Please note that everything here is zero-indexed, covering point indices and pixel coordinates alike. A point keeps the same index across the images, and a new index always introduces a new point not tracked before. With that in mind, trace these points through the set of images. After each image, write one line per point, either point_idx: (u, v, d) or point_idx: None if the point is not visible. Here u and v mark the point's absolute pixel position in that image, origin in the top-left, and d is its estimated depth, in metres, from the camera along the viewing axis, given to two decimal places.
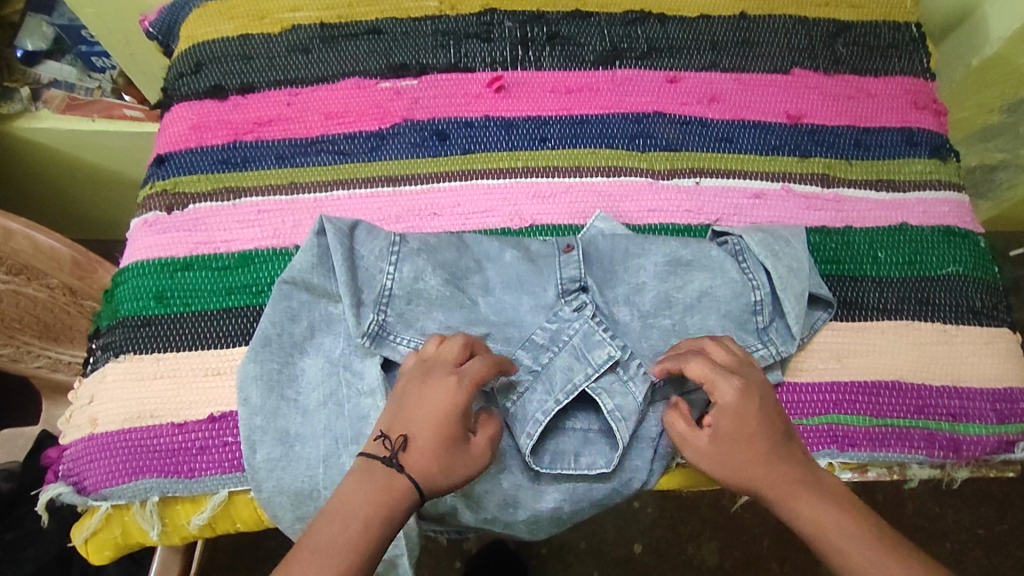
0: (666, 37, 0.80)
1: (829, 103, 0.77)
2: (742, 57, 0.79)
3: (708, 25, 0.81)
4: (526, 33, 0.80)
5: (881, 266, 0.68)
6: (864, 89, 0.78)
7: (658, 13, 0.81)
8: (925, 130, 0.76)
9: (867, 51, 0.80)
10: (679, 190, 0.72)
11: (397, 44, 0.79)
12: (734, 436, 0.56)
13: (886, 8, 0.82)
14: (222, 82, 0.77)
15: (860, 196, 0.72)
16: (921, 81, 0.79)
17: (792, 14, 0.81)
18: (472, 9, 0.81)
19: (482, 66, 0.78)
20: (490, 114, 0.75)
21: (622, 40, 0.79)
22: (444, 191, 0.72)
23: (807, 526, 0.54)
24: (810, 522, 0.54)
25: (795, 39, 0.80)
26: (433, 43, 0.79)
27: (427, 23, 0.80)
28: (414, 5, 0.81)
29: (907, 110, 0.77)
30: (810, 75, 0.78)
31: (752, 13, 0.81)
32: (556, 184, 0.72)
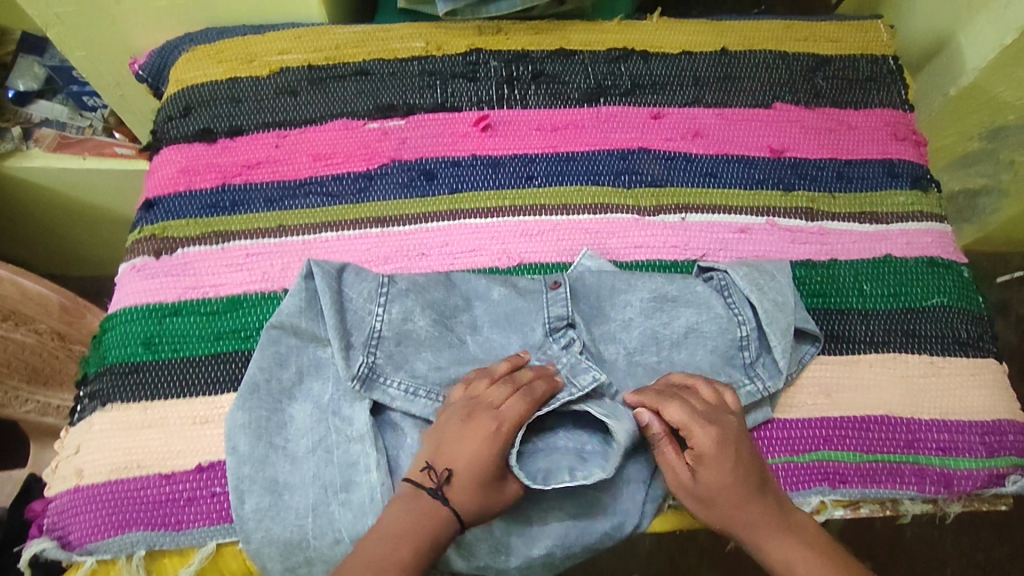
0: (650, 74, 0.81)
1: (811, 135, 0.78)
2: (724, 92, 0.80)
3: (690, 62, 0.82)
4: (511, 72, 0.81)
5: (867, 298, 0.68)
6: (844, 122, 0.79)
7: (640, 50, 0.83)
8: (906, 161, 0.77)
9: (846, 84, 0.81)
10: (665, 226, 0.73)
11: (385, 85, 0.80)
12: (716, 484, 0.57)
13: (863, 42, 0.84)
14: (210, 125, 0.77)
15: (844, 228, 0.73)
16: (900, 113, 0.80)
17: (772, 49, 0.83)
18: (458, 49, 0.82)
19: (468, 105, 0.79)
20: (477, 153, 0.76)
21: (606, 77, 0.81)
22: (432, 231, 0.72)
23: (778, 567, 0.57)
24: (779, 561, 0.57)
25: (776, 74, 0.81)
26: (420, 84, 0.80)
27: (413, 64, 0.81)
28: (401, 46, 0.82)
29: (888, 141, 0.79)
30: (791, 109, 0.80)
31: (732, 48, 0.83)
32: (543, 222, 0.73)
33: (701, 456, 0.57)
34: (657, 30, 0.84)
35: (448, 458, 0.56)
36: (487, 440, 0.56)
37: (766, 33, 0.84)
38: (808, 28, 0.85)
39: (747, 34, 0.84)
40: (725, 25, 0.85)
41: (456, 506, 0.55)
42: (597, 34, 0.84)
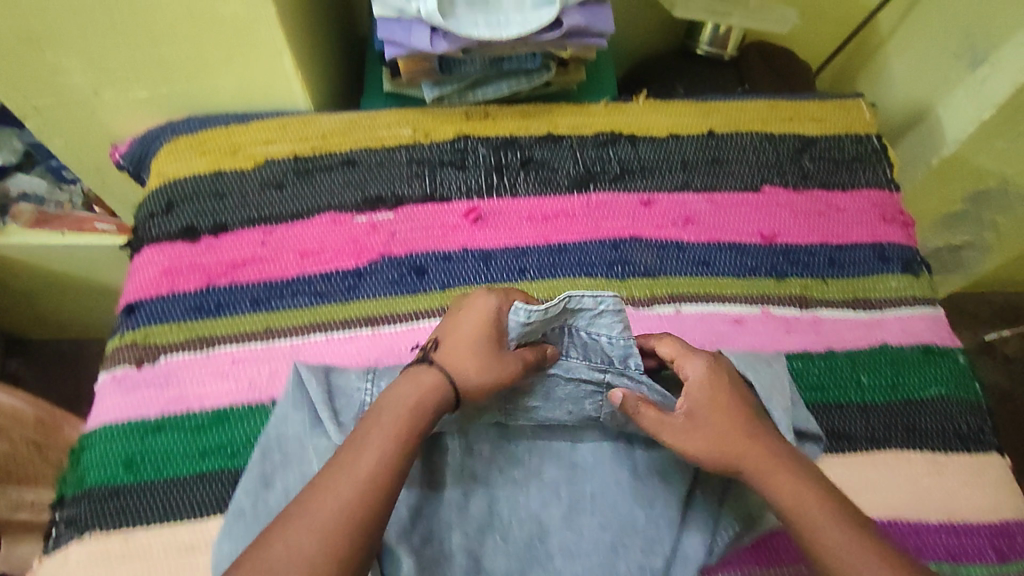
0: (638, 158, 0.82)
1: (801, 219, 0.79)
2: (713, 175, 0.81)
3: (678, 145, 0.82)
4: (500, 159, 0.81)
5: (866, 392, 0.68)
6: (832, 204, 0.80)
7: (628, 134, 0.83)
8: (895, 244, 0.78)
9: (833, 164, 0.82)
10: (660, 318, 0.72)
11: (372, 175, 0.79)
12: (711, 411, 0.56)
13: (848, 121, 0.84)
14: (194, 222, 0.76)
15: (839, 316, 0.73)
16: (887, 193, 0.81)
17: (758, 131, 0.83)
18: (446, 136, 0.82)
19: (457, 194, 0.78)
20: (467, 246, 0.75)
21: (595, 162, 0.81)
22: (424, 330, 0.71)
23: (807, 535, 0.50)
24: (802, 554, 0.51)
25: (763, 156, 0.82)
26: (408, 173, 0.80)
27: (401, 152, 0.81)
28: (388, 133, 0.82)
29: (876, 223, 0.79)
30: (780, 191, 0.80)
31: (719, 130, 0.83)
32: None
33: (696, 389, 0.57)
34: (644, 112, 0.85)
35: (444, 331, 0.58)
36: (479, 340, 0.56)
37: (752, 114, 0.85)
38: (794, 107, 0.85)
39: (733, 115, 0.84)
40: (710, 106, 0.85)
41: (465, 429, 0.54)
42: (585, 118, 0.84)
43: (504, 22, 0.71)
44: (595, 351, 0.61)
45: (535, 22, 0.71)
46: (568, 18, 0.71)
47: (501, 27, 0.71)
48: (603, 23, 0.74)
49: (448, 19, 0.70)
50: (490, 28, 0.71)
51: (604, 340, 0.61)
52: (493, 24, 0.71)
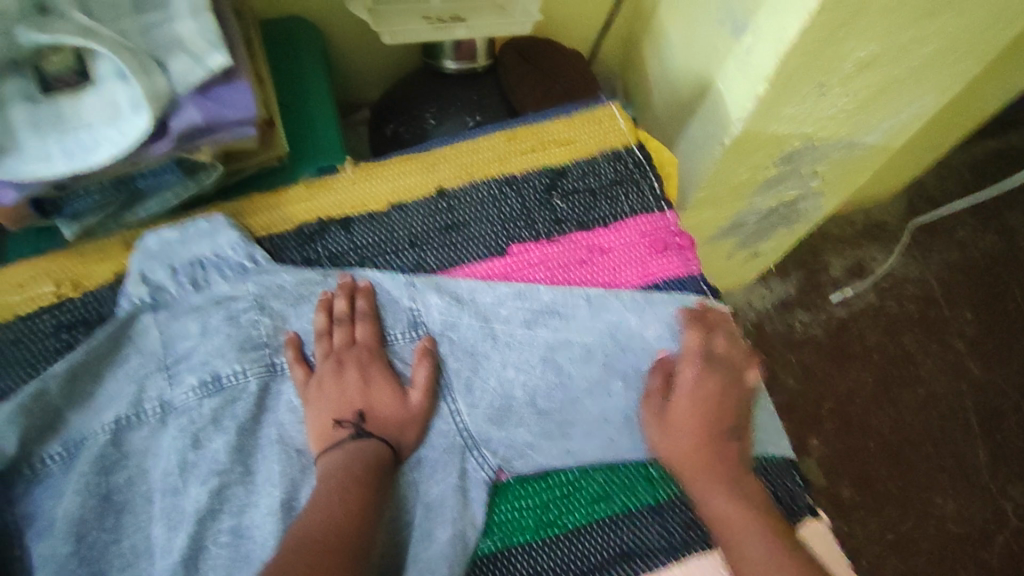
0: (354, 246, 0.65)
1: (559, 279, 0.65)
2: (450, 248, 0.65)
3: (402, 218, 0.66)
4: (161, 283, 0.61)
5: (657, 485, 0.58)
6: (595, 246, 0.66)
7: (340, 217, 0.66)
8: (672, 280, 0.66)
9: (589, 197, 0.68)
10: (439, 452, 0.58)
11: (7, 363, 0.60)
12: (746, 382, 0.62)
13: (600, 137, 0.70)
14: None
15: (671, 357, 0.61)
16: (657, 216, 0.68)
17: (496, 175, 0.68)
18: (104, 280, 0.63)
19: (108, 351, 0.58)
20: (118, 431, 0.56)
21: (302, 268, 0.64)
22: (116, 555, 0.53)
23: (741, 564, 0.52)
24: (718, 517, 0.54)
25: (507, 207, 0.67)
26: (56, 346, 0.61)
27: (43, 319, 0.61)
28: (22, 297, 0.62)
29: (647, 258, 0.66)
30: (531, 248, 0.66)
31: (449, 186, 0.68)
32: (263, 496, 0.55)
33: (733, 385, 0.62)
34: (355, 184, 0.67)
35: (348, 405, 0.56)
36: (364, 365, 0.58)
37: (486, 154, 0.69)
38: (533, 134, 0.70)
39: (462, 161, 0.69)
40: (434, 155, 0.69)
41: (382, 436, 0.56)
42: (280, 209, 0.66)
43: (90, 144, 0.53)
44: (227, 269, 0.63)
45: (131, 134, 0.53)
46: (177, 118, 0.54)
47: (85, 151, 0.53)
48: (235, 109, 0.56)
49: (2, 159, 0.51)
50: (71, 158, 0.53)
51: (231, 253, 0.63)
52: (73, 150, 0.53)
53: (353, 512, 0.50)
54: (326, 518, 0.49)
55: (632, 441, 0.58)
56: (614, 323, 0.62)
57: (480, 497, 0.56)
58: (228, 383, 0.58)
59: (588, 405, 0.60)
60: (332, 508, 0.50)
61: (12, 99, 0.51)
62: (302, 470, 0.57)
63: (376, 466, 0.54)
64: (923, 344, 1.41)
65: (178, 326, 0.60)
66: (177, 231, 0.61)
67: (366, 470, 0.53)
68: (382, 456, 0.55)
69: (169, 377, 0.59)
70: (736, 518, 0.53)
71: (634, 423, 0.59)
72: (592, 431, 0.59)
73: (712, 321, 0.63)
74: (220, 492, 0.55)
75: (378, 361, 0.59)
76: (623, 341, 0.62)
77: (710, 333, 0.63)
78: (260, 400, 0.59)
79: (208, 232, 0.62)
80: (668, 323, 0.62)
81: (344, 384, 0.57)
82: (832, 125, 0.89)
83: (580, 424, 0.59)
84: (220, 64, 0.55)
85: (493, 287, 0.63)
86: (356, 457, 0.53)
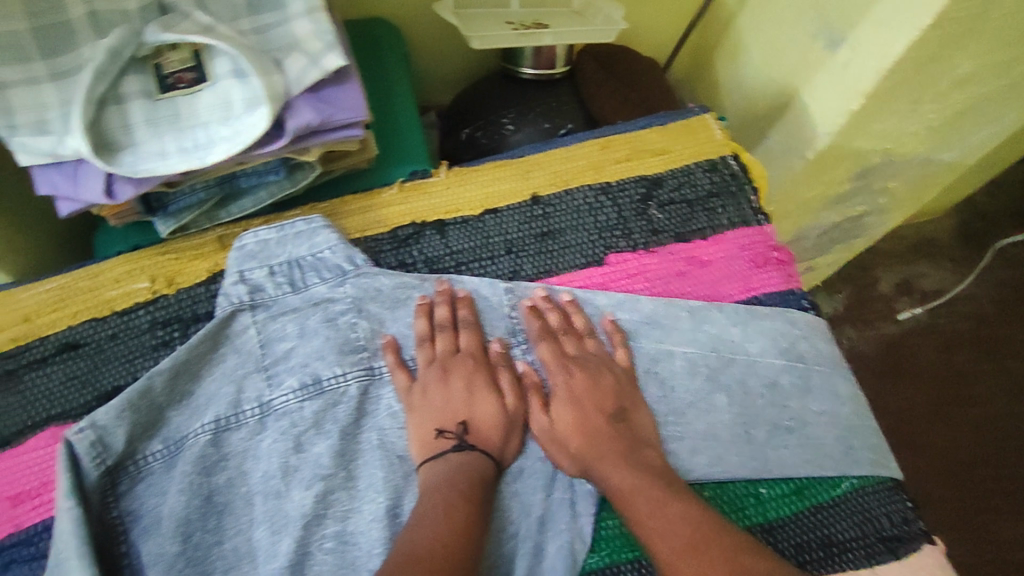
0: (450, 251, 0.64)
1: (659, 290, 0.64)
2: (547, 255, 0.64)
3: (497, 224, 0.65)
4: (261, 283, 0.61)
5: (767, 505, 0.56)
6: (694, 258, 0.65)
7: (435, 221, 0.65)
8: (772, 295, 0.65)
9: (686, 208, 0.67)
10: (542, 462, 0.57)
11: (104, 358, 0.60)
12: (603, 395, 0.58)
13: (695, 148, 0.70)
14: None
15: (776, 373, 0.61)
16: (755, 230, 0.67)
17: (591, 182, 0.67)
18: (199, 277, 0.63)
19: (210, 350, 0.58)
20: (218, 431, 0.55)
21: (398, 272, 0.63)
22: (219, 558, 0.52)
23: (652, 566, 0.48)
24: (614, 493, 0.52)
25: (603, 215, 0.66)
26: (152, 342, 0.60)
27: (139, 315, 0.61)
28: (119, 292, 0.62)
29: (747, 272, 0.65)
30: (630, 257, 0.64)
31: (544, 193, 0.67)
32: (368, 504, 0.55)
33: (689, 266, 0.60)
34: (450, 189, 0.67)
35: (455, 416, 0.56)
36: (472, 374, 0.57)
37: (580, 162, 0.68)
38: (628, 143, 0.70)
39: (556, 167, 0.68)
40: (529, 162, 0.68)
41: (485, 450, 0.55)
42: (376, 211, 0.66)
43: (203, 142, 0.52)
44: (324, 270, 0.62)
45: (247, 134, 0.51)
46: (291, 118, 0.52)
47: (199, 149, 0.52)
48: (345, 111, 0.55)
49: (120, 155, 0.50)
50: (185, 155, 0.51)
51: (329, 254, 0.62)
52: (187, 148, 0.52)
53: (460, 537, 0.48)
54: (431, 539, 0.47)
55: (740, 458, 0.57)
56: (716, 336, 0.61)
57: (586, 510, 0.55)
58: (329, 387, 0.57)
59: (692, 419, 0.58)
60: (438, 523, 0.48)
61: (131, 94, 0.52)
62: (404, 477, 0.56)
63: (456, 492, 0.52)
64: (976, 365, 1.39)
65: (276, 327, 0.60)
66: (276, 231, 0.61)
67: (470, 489, 0.51)
68: (486, 472, 0.53)
69: (268, 378, 0.58)
70: (633, 489, 0.51)
71: (741, 438, 0.58)
72: (698, 447, 0.57)
73: (814, 337, 0.63)
74: (321, 497, 0.54)
75: (484, 371, 0.58)
76: (726, 354, 0.60)
77: (812, 349, 0.62)
78: (359, 405, 0.58)
79: (307, 229, 0.62)
80: (770, 337, 0.62)
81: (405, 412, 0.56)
82: (913, 142, 0.88)
83: (686, 439, 0.57)
84: (335, 65, 0.53)
85: (593, 296, 0.62)
86: (462, 471, 0.52)
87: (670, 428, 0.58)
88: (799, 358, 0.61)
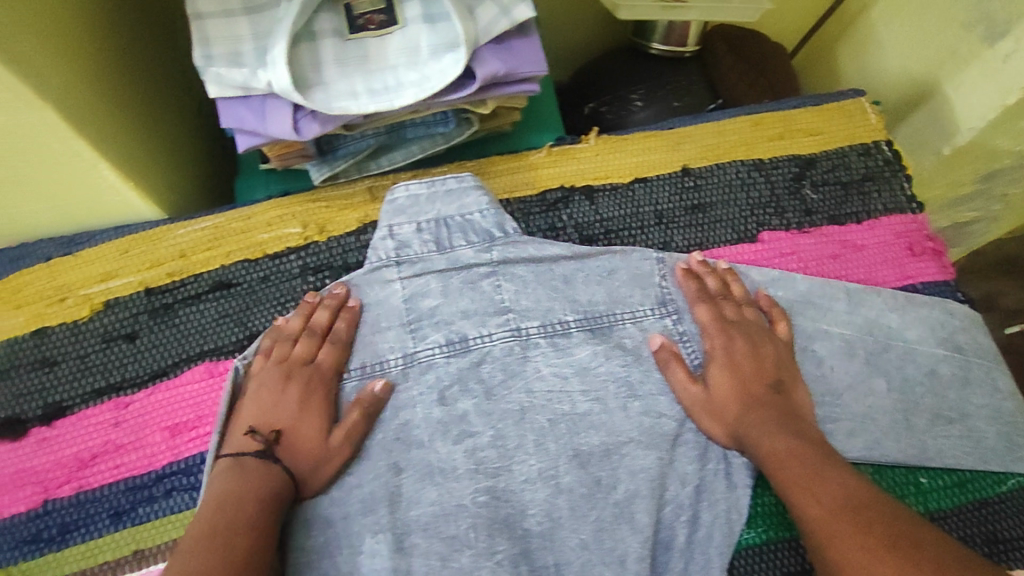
0: (600, 218, 0.64)
1: (813, 270, 0.62)
2: (698, 228, 0.64)
3: (647, 193, 0.64)
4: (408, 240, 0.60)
5: (928, 495, 0.55)
6: (848, 241, 0.64)
7: (584, 186, 0.65)
8: (929, 283, 0.63)
9: (841, 191, 0.65)
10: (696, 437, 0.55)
11: (257, 299, 0.60)
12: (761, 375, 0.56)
13: (849, 130, 0.68)
14: (26, 408, 0.55)
15: (936, 361, 0.59)
16: (910, 217, 0.65)
17: (743, 158, 0.66)
18: (348, 227, 0.62)
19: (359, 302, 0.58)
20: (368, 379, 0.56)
21: (547, 234, 0.63)
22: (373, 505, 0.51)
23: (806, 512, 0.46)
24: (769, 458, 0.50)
25: (756, 192, 0.65)
26: (303, 287, 0.60)
27: (290, 259, 0.61)
28: (271, 235, 0.62)
29: (903, 259, 0.63)
30: (782, 236, 0.63)
31: (695, 166, 0.66)
32: (517, 464, 0.54)
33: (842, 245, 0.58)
34: (598, 156, 0.66)
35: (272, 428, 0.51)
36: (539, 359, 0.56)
37: (732, 137, 0.67)
38: (780, 121, 0.68)
39: (707, 141, 0.67)
40: (679, 133, 0.67)
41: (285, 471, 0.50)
42: (525, 173, 0.65)
43: (392, 84, 0.51)
44: (471, 232, 0.61)
45: (436, 79, 0.51)
46: (481, 67, 0.52)
47: (388, 91, 0.51)
48: (530, 63, 0.54)
49: (312, 91, 0.50)
50: (374, 96, 0.51)
51: (478, 216, 0.61)
52: (376, 89, 0.51)
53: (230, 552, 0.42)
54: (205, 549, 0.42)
55: (900, 446, 0.55)
56: (873, 320, 0.60)
57: (744, 482, 0.53)
58: (476, 345, 0.57)
59: (851, 402, 0.57)
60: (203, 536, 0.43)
61: (324, 32, 0.51)
62: (557, 438, 0.55)
63: (277, 504, 0.47)
64: None
65: (420, 283, 0.59)
66: (427, 186, 0.61)
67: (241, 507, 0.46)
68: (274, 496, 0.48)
69: (412, 333, 0.57)
70: (788, 453, 0.50)
71: (901, 425, 0.56)
72: (858, 430, 0.56)
73: (974, 329, 0.61)
74: (475, 453, 0.54)
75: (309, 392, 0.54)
76: (884, 340, 0.59)
77: (973, 342, 0.60)
78: (512, 363, 0.57)
79: (454, 190, 0.61)
80: (930, 326, 0.60)
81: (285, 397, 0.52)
82: None
83: (845, 421, 0.56)
84: (524, 16, 0.53)
85: (746, 272, 0.61)
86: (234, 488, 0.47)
87: (828, 409, 0.56)
88: (960, 349, 0.60)
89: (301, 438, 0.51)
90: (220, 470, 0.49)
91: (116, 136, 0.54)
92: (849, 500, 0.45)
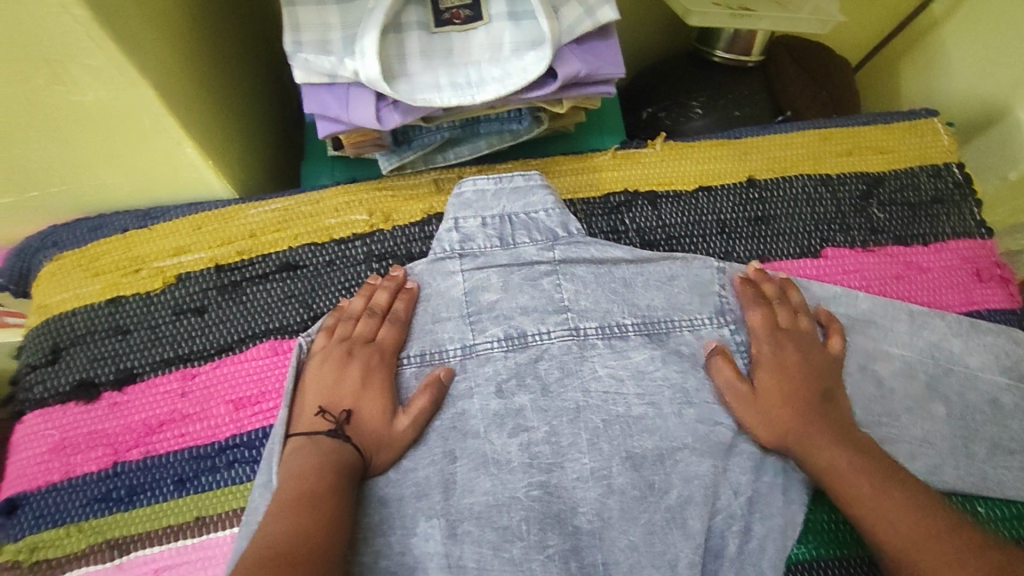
0: (662, 224, 0.64)
1: (876, 290, 0.62)
2: (760, 240, 0.63)
3: (710, 202, 0.64)
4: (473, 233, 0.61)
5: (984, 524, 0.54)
6: (913, 263, 0.63)
7: (647, 191, 0.65)
8: (995, 310, 0.62)
9: (908, 211, 0.64)
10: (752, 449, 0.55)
11: (320, 282, 0.61)
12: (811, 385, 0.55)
13: (919, 151, 0.67)
14: (98, 373, 0.57)
15: (998, 389, 0.58)
16: (979, 242, 0.64)
17: (810, 172, 0.66)
18: (413, 217, 0.63)
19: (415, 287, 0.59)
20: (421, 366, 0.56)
21: (608, 237, 0.63)
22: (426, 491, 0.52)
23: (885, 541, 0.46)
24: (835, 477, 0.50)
25: (821, 208, 0.64)
26: (366, 274, 0.61)
27: (355, 245, 0.62)
28: (337, 221, 0.63)
29: (969, 284, 0.62)
30: (846, 254, 0.63)
31: (760, 177, 0.65)
32: (572, 460, 0.54)
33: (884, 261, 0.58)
34: (663, 162, 0.66)
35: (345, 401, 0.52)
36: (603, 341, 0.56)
37: (800, 151, 0.67)
38: (849, 137, 0.67)
39: (773, 154, 0.67)
40: (745, 144, 0.67)
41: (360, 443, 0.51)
42: (588, 174, 0.66)
43: (475, 80, 0.52)
44: (536, 230, 0.61)
45: (519, 77, 0.51)
46: (562, 67, 0.52)
47: (471, 86, 0.52)
48: (610, 65, 0.54)
49: (397, 82, 0.51)
50: (457, 90, 0.52)
51: (543, 215, 0.62)
52: (459, 83, 0.52)
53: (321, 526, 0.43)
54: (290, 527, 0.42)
55: (958, 472, 0.55)
56: (935, 344, 0.59)
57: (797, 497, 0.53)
58: (534, 341, 0.58)
59: (910, 425, 0.56)
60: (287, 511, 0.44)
61: (411, 24, 0.52)
62: (610, 440, 0.55)
63: (348, 474, 0.48)
64: None
65: (482, 277, 0.59)
66: (495, 182, 0.62)
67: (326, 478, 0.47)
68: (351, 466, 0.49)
69: (471, 325, 0.58)
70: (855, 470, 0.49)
71: (960, 451, 0.55)
72: (915, 453, 0.55)
73: None
74: (530, 447, 0.54)
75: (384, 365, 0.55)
76: (946, 364, 0.58)
77: None
78: (569, 362, 0.57)
79: (519, 185, 0.62)
80: (994, 353, 0.59)
81: (346, 376, 0.53)
82: None
83: (903, 443, 0.55)
84: (608, 18, 0.53)
85: (808, 287, 0.61)
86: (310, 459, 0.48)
87: (885, 430, 0.56)
88: None
89: (366, 416, 0.52)
90: (294, 449, 0.50)
91: (200, 115, 0.55)
92: (918, 524, 0.45)
